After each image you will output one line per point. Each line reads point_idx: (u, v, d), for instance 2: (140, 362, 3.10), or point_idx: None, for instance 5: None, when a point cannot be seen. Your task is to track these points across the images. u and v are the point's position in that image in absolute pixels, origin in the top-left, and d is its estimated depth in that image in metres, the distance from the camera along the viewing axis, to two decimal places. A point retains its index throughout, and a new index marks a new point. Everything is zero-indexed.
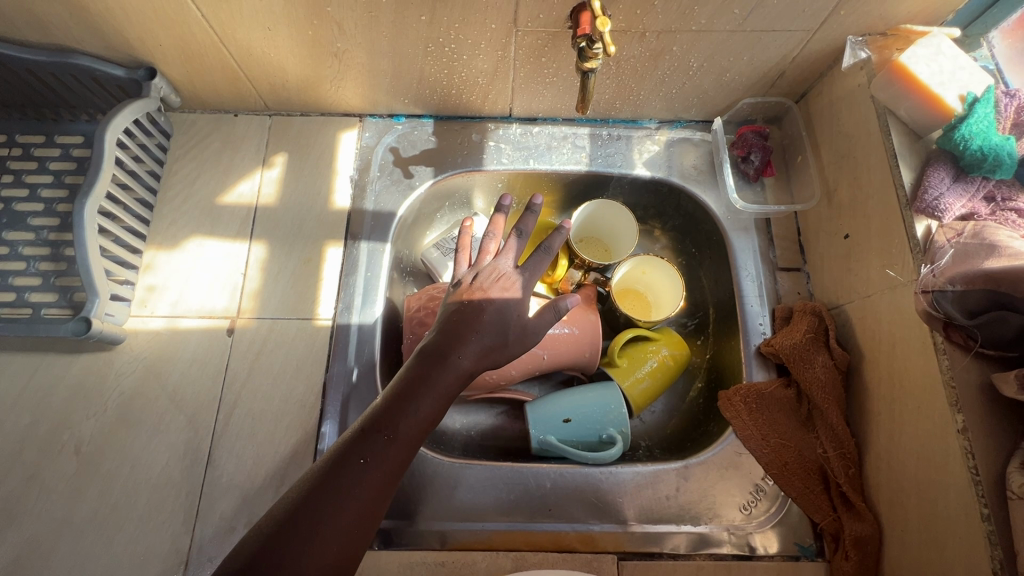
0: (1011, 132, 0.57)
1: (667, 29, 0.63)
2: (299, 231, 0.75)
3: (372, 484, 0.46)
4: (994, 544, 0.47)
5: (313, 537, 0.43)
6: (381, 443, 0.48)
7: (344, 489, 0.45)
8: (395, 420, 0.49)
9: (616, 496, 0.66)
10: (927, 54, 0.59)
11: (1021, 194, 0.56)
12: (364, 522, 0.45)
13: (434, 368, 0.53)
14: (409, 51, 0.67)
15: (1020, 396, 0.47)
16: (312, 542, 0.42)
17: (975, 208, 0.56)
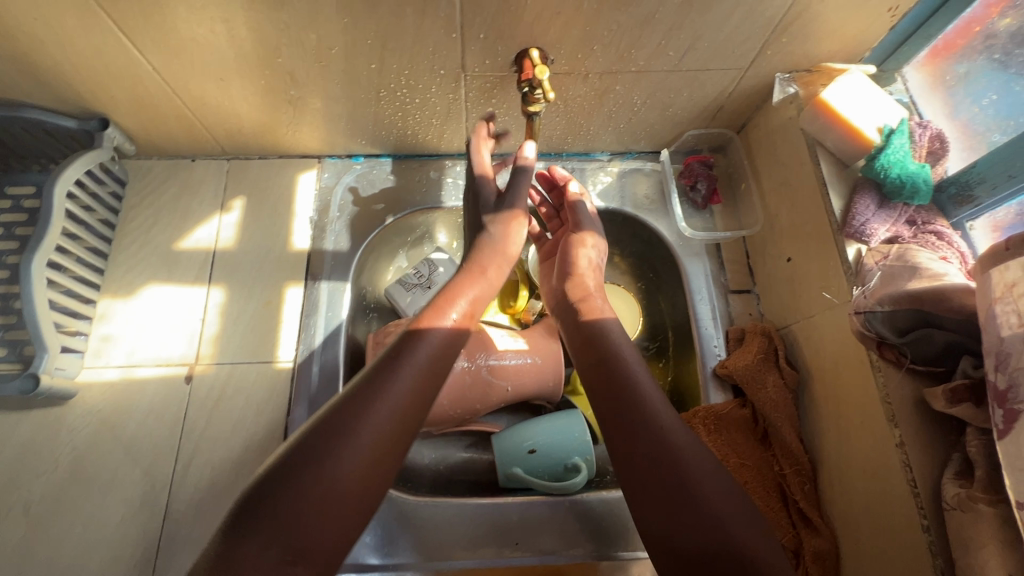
0: (926, 159, 0.61)
1: (608, 70, 0.67)
2: (259, 274, 0.75)
3: (411, 390, 0.49)
4: (935, 555, 0.49)
5: (374, 416, 0.46)
6: (414, 361, 0.51)
7: (382, 401, 0.47)
8: (422, 336, 0.52)
9: (582, 526, 0.66)
10: (848, 88, 0.63)
11: (939, 218, 0.59)
12: (407, 426, 0.48)
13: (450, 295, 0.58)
14: (362, 95, 0.69)
15: (949, 409, 0.49)
16: (361, 441, 0.45)
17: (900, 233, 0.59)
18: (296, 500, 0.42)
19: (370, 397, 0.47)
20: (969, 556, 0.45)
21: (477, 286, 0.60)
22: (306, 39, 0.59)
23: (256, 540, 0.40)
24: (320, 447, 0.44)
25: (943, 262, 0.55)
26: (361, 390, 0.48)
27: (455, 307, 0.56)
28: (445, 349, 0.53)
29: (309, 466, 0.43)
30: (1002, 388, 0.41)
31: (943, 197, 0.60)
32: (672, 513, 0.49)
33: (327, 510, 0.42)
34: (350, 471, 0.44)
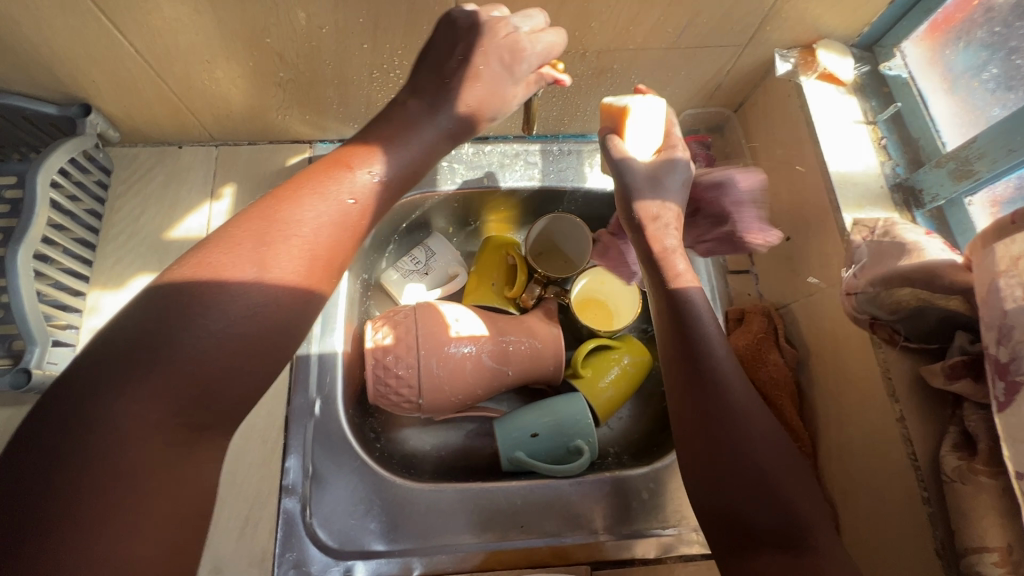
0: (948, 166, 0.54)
1: (606, 48, 0.65)
2: None
3: (341, 215, 0.46)
4: (936, 526, 0.50)
5: (293, 237, 0.43)
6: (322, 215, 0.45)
7: (303, 222, 0.44)
8: (363, 165, 0.49)
9: (586, 507, 0.67)
10: None
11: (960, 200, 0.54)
12: (304, 289, 0.43)
13: (399, 126, 0.52)
14: (354, 77, 0.67)
15: (946, 386, 0.50)
16: (276, 257, 0.42)
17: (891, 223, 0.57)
18: (186, 357, 0.37)
19: (261, 245, 0.42)
20: (970, 527, 0.46)
21: (414, 144, 0.52)
22: (295, 18, 0.57)
23: (153, 390, 0.36)
24: (198, 292, 0.39)
25: (928, 237, 0.55)
26: (279, 207, 0.44)
27: (382, 165, 0.50)
28: (366, 205, 0.48)
29: (209, 281, 0.39)
30: (1003, 361, 0.42)
31: (942, 173, 0.58)
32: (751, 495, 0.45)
33: (215, 372, 0.39)
34: (236, 327, 0.39)
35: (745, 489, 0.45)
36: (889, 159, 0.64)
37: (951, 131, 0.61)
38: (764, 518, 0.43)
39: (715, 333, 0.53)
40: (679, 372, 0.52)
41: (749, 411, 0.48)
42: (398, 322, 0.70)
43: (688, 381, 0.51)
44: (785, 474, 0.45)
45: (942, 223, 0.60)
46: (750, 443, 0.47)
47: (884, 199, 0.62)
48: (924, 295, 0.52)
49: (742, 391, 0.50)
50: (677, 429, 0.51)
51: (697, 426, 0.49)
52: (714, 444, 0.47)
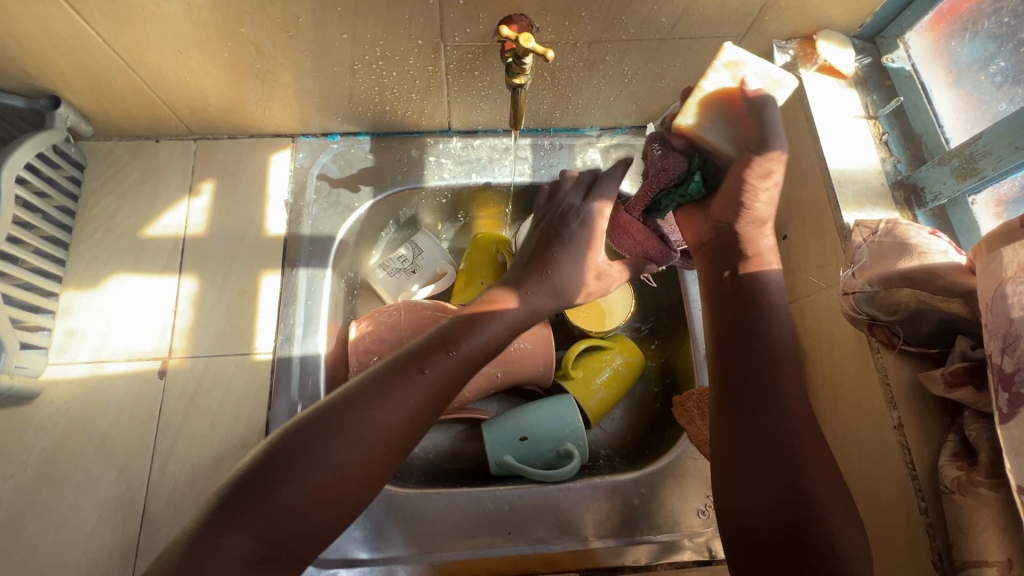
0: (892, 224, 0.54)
1: (598, 39, 0.63)
2: (232, 260, 0.71)
3: (418, 400, 0.50)
4: (933, 537, 0.48)
5: (377, 410, 0.47)
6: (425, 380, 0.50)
7: (387, 399, 0.48)
8: (456, 339, 0.54)
9: (576, 513, 0.65)
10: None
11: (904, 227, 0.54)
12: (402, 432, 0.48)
13: (473, 322, 0.56)
14: (336, 69, 0.64)
15: (947, 394, 0.49)
16: (369, 418, 0.47)
17: (897, 223, 0.54)
18: (294, 492, 0.43)
19: (372, 393, 0.48)
20: (969, 540, 0.45)
21: (491, 326, 0.56)
22: (270, 7, 0.55)
23: (240, 532, 0.41)
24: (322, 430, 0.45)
25: (935, 236, 0.53)
26: (376, 382, 0.49)
27: (466, 340, 0.54)
28: (446, 379, 0.52)
29: (308, 450, 0.44)
30: (1008, 371, 0.40)
31: (945, 170, 0.56)
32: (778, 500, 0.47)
33: (303, 531, 0.43)
34: (348, 461, 0.45)
35: (781, 506, 0.47)
36: (890, 156, 0.62)
37: (956, 127, 0.59)
38: (786, 533, 0.46)
39: (787, 357, 0.54)
40: (728, 380, 0.54)
41: (802, 425, 0.50)
42: (383, 324, 0.68)
43: (739, 398, 0.53)
44: (826, 500, 0.47)
45: (943, 223, 0.58)
46: (796, 454, 0.49)
47: (884, 197, 0.60)
48: (923, 296, 0.50)
49: (804, 421, 0.51)
50: (716, 445, 0.53)
51: (742, 440, 0.51)
52: (752, 456, 0.50)
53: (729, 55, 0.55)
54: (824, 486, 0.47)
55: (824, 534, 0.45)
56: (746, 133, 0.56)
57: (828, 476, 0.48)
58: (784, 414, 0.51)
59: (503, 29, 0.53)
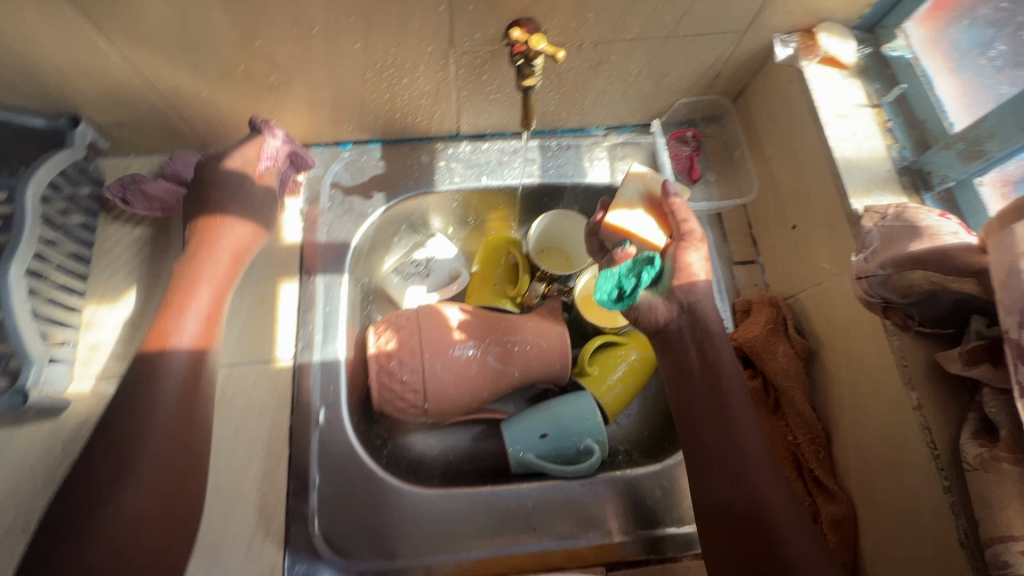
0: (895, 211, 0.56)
1: (603, 40, 0.64)
2: (250, 270, 0.72)
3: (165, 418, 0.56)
4: (958, 515, 0.49)
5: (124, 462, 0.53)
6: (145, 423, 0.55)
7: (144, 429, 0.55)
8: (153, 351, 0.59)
9: (599, 507, 0.66)
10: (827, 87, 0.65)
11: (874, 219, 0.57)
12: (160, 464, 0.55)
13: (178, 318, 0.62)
14: (347, 79, 0.66)
15: (965, 372, 0.49)
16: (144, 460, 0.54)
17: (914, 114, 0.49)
18: (121, 548, 0.50)
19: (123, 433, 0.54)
20: (995, 515, 0.45)
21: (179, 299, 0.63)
22: (283, 19, 0.56)
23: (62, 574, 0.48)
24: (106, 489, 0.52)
25: (944, 219, 0.53)
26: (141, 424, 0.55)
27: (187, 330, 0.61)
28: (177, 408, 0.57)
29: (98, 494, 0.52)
30: None
31: (951, 154, 0.57)
32: (733, 485, 0.55)
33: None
34: (148, 507, 0.52)
35: (743, 510, 0.53)
36: (895, 143, 0.63)
37: (958, 112, 0.59)
38: (727, 530, 0.54)
39: (729, 379, 0.58)
40: (678, 379, 0.61)
41: (740, 410, 0.57)
42: (401, 327, 0.69)
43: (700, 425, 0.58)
44: (772, 510, 0.52)
45: (951, 205, 0.59)
46: (737, 441, 0.56)
47: (891, 182, 0.61)
48: (936, 278, 0.51)
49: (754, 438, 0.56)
50: (691, 469, 0.58)
51: (705, 460, 0.57)
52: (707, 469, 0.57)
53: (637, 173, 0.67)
54: (773, 498, 0.53)
55: (777, 543, 0.50)
56: (677, 224, 0.62)
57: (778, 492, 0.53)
58: (740, 439, 0.56)
59: (513, 30, 0.54)
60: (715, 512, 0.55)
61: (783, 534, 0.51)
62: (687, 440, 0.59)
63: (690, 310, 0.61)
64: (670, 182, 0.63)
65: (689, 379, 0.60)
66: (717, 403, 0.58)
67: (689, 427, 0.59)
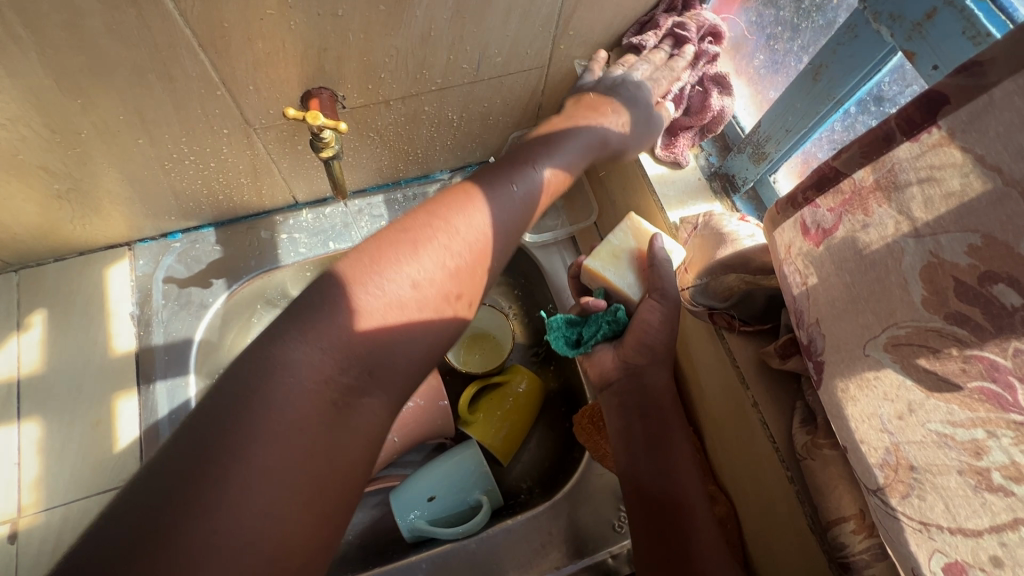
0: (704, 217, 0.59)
1: (408, 94, 0.64)
2: (78, 392, 0.66)
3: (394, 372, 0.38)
4: (803, 503, 0.50)
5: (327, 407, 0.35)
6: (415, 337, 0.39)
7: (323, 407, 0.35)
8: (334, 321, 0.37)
9: (496, 561, 0.64)
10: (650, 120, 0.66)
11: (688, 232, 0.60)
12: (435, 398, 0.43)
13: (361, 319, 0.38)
14: (147, 172, 0.62)
15: (784, 365, 0.51)
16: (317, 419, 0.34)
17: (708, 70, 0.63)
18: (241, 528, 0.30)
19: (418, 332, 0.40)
20: (829, 499, 0.47)
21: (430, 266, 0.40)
22: (41, 129, 0.51)
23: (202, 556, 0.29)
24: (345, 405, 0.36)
25: (743, 221, 0.56)
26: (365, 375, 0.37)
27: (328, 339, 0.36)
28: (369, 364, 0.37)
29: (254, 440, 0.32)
30: (807, 342, 0.42)
31: (744, 158, 0.60)
32: (660, 476, 0.56)
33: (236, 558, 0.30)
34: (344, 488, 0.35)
35: (662, 499, 0.55)
36: (702, 151, 0.66)
37: (748, 116, 0.63)
38: (654, 525, 0.55)
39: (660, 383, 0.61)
40: (616, 388, 0.62)
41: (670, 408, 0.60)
42: None
43: (635, 442, 0.59)
44: (696, 516, 0.53)
45: (758, 203, 0.61)
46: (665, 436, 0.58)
47: (702, 190, 0.64)
48: (749, 278, 0.52)
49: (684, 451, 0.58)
50: (626, 485, 0.59)
51: (639, 475, 0.57)
52: (639, 482, 0.57)
53: (641, 222, 0.63)
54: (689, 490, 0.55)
55: (692, 534, 0.52)
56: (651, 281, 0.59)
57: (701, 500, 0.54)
58: (671, 455, 0.57)
59: (289, 109, 0.52)
60: (639, 500, 0.57)
61: (692, 520, 0.53)
62: (621, 457, 0.60)
63: (635, 372, 0.61)
64: (661, 238, 0.59)
65: (625, 382, 0.62)
66: (647, 405, 0.60)
67: (624, 431, 0.61)
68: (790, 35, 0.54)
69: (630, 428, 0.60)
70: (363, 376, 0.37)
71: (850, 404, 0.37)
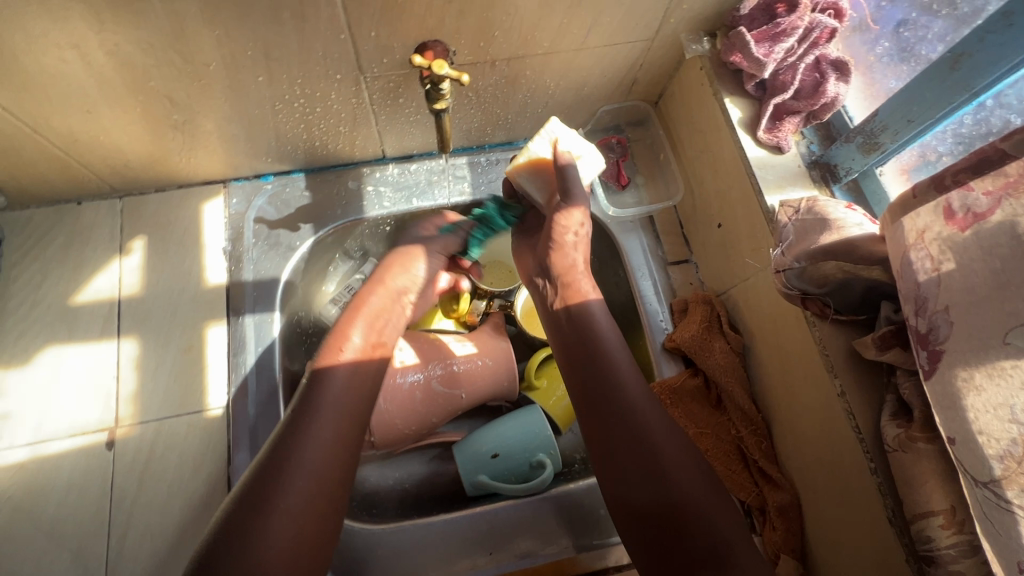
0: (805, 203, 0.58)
1: (515, 55, 0.64)
2: (172, 317, 0.69)
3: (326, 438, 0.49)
4: (885, 495, 0.50)
5: (290, 477, 0.45)
6: (306, 440, 0.48)
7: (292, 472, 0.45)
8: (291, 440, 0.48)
9: (556, 521, 0.66)
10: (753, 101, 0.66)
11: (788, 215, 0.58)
12: (341, 472, 0.48)
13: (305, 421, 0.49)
14: (257, 112, 0.64)
15: (879, 356, 0.51)
16: (297, 469, 0.46)
17: (824, 50, 0.60)
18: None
19: (306, 430, 0.48)
20: (916, 493, 0.47)
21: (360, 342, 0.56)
22: (176, 58, 0.53)
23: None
24: (248, 528, 0.42)
25: (850, 210, 0.56)
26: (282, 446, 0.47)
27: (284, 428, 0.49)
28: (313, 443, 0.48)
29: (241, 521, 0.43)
30: (923, 331, 0.42)
31: (852, 147, 0.59)
32: (630, 473, 0.50)
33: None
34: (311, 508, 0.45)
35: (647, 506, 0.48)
36: (803, 138, 0.65)
37: (856, 105, 0.61)
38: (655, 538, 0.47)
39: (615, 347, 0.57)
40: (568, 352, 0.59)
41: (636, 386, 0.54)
42: None
43: (597, 406, 0.54)
44: (701, 511, 0.47)
45: (858, 195, 0.61)
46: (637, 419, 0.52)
47: (802, 177, 0.63)
48: (848, 267, 0.51)
49: (649, 404, 0.53)
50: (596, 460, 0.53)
51: (607, 449, 0.52)
52: (626, 476, 0.50)
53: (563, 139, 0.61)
54: (679, 489, 0.48)
55: (701, 547, 0.45)
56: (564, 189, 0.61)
57: (706, 493, 0.48)
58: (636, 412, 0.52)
59: (416, 57, 0.54)
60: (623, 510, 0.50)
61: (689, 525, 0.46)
62: (597, 446, 0.53)
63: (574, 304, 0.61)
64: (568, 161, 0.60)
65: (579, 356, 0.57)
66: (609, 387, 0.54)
67: (587, 415, 0.55)
68: (926, 21, 0.54)
69: (592, 409, 0.54)
70: (269, 459, 0.47)
71: (971, 394, 0.38)
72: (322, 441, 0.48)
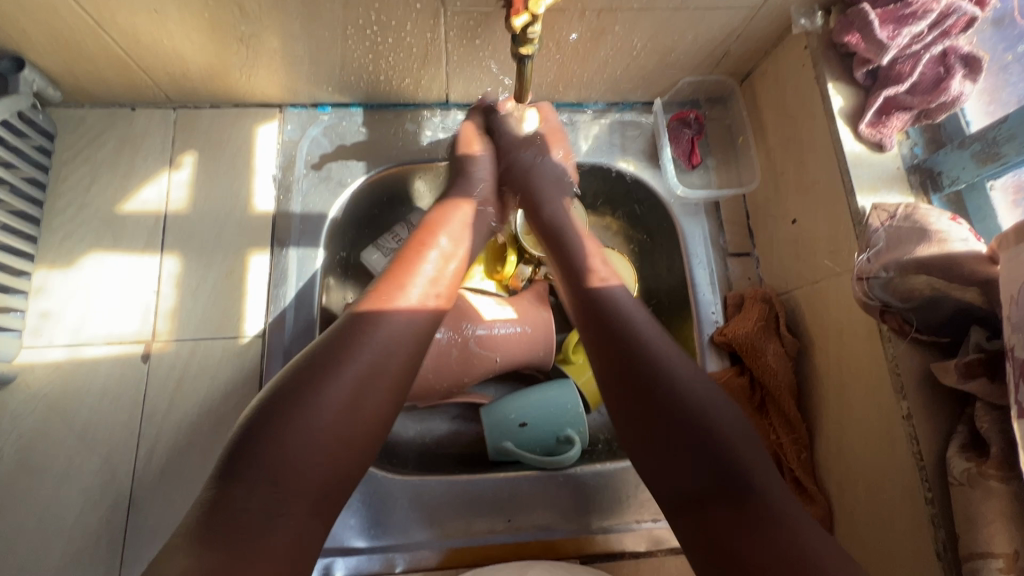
0: (900, 210, 0.53)
1: (607, 7, 0.58)
2: (216, 238, 0.68)
3: (375, 362, 0.44)
4: (937, 526, 0.48)
5: (330, 392, 0.42)
6: (354, 356, 0.44)
7: (332, 387, 0.42)
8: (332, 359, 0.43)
9: (578, 498, 0.65)
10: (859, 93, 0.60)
11: (880, 219, 0.53)
12: (388, 390, 0.45)
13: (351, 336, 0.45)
14: (326, 34, 0.60)
15: (960, 385, 0.48)
16: (338, 387, 0.42)
17: (954, 42, 0.55)
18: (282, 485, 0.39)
19: (358, 342, 0.44)
20: (975, 531, 0.44)
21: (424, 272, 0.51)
22: None
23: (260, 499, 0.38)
24: (283, 423, 0.40)
25: (954, 223, 0.51)
26: (323, 358, 0.43)
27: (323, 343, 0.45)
28: (363, 371, 0.43)
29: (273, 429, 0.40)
30: None
31: (965, 154, 0.53)
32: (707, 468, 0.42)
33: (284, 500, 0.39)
34: (350, 431, 0.42)
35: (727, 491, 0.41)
36: (907, 138, 0.59)
37: (976, 109, 0.56)
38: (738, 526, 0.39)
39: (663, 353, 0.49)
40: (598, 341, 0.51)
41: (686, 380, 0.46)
42: None
43: (626, 375, 0.48)
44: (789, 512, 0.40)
45: (959, 208, 0.56)
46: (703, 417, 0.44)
47: (899, 181, 0.58)
48: (938, 284, 0.48)
49: (683, 371, 0.47)
50: (603, 391, 0.51)
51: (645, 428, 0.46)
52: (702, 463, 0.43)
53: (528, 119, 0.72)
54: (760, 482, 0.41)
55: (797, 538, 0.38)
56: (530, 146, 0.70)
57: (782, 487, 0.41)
58: (641, 339, 0.50)
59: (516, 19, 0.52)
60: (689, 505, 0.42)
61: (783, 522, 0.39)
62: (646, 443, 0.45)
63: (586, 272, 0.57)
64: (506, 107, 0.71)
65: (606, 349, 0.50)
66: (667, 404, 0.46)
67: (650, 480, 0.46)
68: None
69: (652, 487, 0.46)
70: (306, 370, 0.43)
71: None
72: (376, 352, 0.45)
